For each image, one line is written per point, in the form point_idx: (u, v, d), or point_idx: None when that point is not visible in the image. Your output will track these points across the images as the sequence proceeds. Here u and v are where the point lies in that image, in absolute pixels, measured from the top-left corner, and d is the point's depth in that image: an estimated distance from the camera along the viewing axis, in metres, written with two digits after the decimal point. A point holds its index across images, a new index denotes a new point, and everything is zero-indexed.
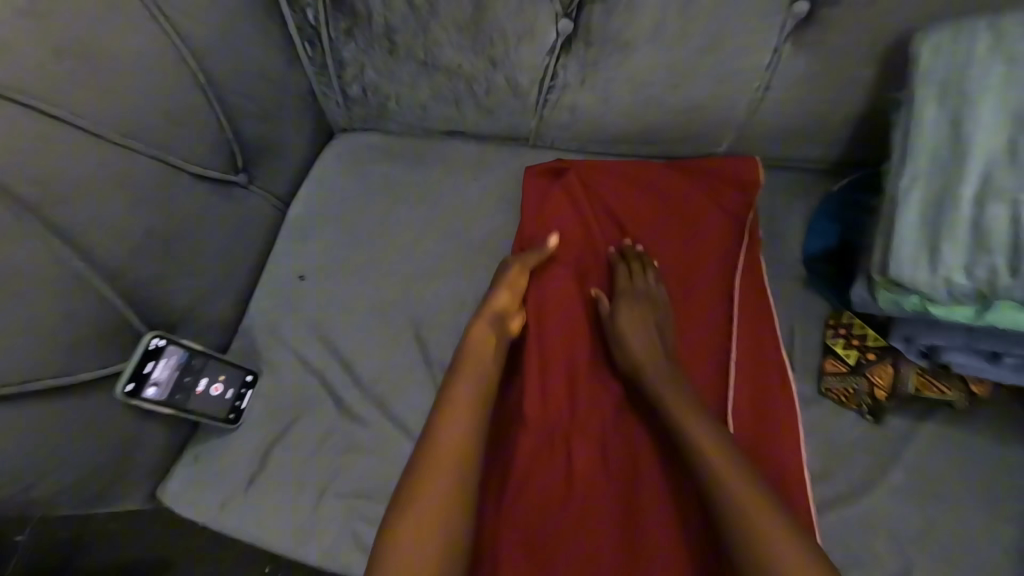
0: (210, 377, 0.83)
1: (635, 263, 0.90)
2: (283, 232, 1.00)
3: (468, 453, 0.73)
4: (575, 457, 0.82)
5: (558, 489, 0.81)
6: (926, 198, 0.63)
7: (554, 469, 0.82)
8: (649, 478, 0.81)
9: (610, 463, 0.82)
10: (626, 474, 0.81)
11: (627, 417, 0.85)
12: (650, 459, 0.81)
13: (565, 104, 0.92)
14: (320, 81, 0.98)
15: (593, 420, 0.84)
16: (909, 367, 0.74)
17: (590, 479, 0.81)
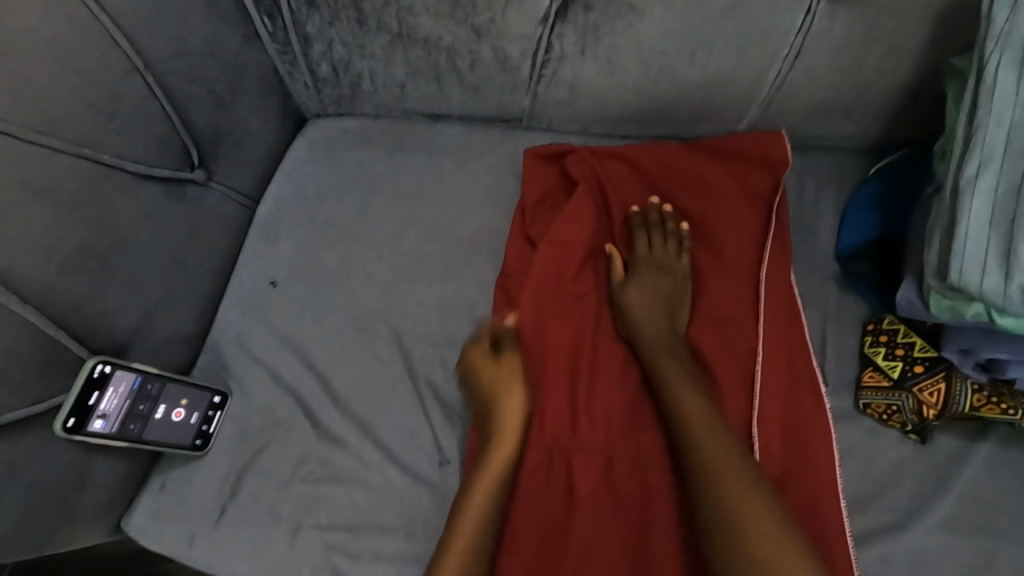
0: (169, 403, 0.75)
1: (658, 245, 0.78)
2: (252, 232, 0.90)
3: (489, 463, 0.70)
4: (576, 472, 0.72)
5: (557, 510, 0.71)
6: (1000, 186, 0.52)
7: (555, 483, 0.72)
8: (659, 500, 0.70)
9: (616, 483, 0.71)
10: (634, 496, 0.71)
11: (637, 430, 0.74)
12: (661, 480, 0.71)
13: (562, 79, 0.81)
14: (284, 60, 0.87)
15: (599, 430, 0.73)
16: (963, 382, 0.64)
17: (592, 501, 0.70)
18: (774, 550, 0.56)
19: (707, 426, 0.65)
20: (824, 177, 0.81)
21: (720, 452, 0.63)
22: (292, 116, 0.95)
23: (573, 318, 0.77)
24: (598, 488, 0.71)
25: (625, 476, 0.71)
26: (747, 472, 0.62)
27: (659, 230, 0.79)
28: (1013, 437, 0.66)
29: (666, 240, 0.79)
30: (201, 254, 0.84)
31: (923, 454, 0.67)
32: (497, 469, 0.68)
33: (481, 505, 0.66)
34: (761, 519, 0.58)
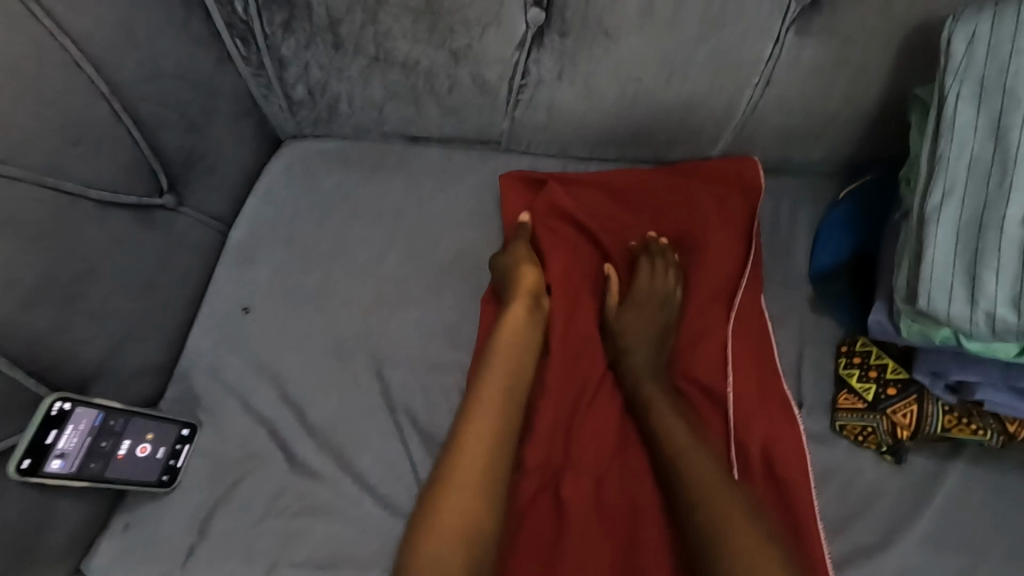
0: (133, 438, 0.72)
1: (658, 273, 0.78)
2: (225, 257, 0.88)
3: (492, 453, 0.66)
4: (565, 487, 0.70)
5: (549, 529, 0.69)
6: (962, 215, 0.53)
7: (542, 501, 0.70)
8: (649, 530, 0.68)
9: (605, 502, 0.70)
10: (625, 514, 0.69)
11: (626, 451, 0.72)
12: (649, 509, 0.69)
13: (541, 103, 0.81)
14: (258, 83, 0.86)
15: (591, 451, 0.72)
16: (934, 404, 0.65)
17: (581, 525, 0.68)
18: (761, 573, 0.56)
19: (692, 448, 0.66)
20: (797, 199, 0.83)
21: (705, 470, 0.64)
22: (268, 139, 0.94)
23: (569, 339, 0.77)
24: (590, 505, 0.70)
25: (613, 493, 0.70)
26: (734, 492, 0.62)
27: (660, 258, 0.79)
28: (987, 455, 0.68)
29: (666, 268, 0.79)
30: (172, 282, 0.81)
31: (901, 475, 0.68)
32: (486, 473, 0.65)
33: (468, 512, 0.63)
34: (745, 540, 0.58)
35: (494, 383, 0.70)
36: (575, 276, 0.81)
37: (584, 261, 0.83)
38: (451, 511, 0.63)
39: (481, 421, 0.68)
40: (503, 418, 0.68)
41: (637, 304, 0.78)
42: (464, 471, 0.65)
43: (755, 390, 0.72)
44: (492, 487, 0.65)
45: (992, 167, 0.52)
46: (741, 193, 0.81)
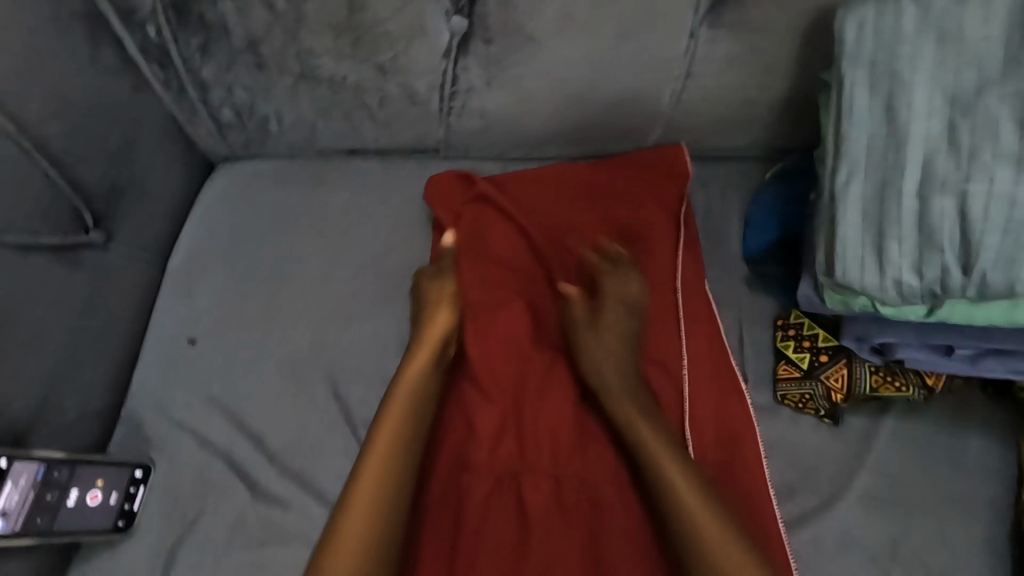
0: (81, 487, 0.70)
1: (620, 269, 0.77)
2: (165, 289, 0.86)
3: (401, 452, 0.68)
4: (527, 493, 0.72)
5: (513, 534, 0.71)
6: (866, 191, 0.57)
7: (505, 509, 0.72)
8: (615, 518, 0.71)
9: (567, 498, 0.72)
10: (586, 513, 0.71)
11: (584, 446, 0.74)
12: (614, 500, 0.71)
13: (473, 110, 0.82)
14: (182, 108, 0.83)
15: (547, 449, 0.74)
16: (862, 366, 0.70)
17: (548, 525, 0.71)
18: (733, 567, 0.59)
19: (664, 453, 0.66)
20: (728, 183, 0.87)
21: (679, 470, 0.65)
22: (199, 163, 0.91)
23: (514, 342, 0.78)
24: (551, 506, 0.72)
25: (574, 493, 0.72)
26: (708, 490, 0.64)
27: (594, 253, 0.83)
28: (914, 410, 0.73)
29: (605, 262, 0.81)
30: (108, 320, 0.79)
31: (839, 436, 0.72)
32: (397, 462, 0.67)
33: (375, 502, 0.65)
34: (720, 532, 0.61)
35: (409, 384, 0.71)
36: (519, 279, 0.82)
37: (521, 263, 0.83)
38: (362, 510, 0.64)
39: (385, 428, 0.68)
40: (412, 424, 0.69)
41: (608, 313, 0.74)
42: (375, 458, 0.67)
43: (698, 373, 0.75)
44: (403, 481, 0.67)
45: (887, 145, 0.56)
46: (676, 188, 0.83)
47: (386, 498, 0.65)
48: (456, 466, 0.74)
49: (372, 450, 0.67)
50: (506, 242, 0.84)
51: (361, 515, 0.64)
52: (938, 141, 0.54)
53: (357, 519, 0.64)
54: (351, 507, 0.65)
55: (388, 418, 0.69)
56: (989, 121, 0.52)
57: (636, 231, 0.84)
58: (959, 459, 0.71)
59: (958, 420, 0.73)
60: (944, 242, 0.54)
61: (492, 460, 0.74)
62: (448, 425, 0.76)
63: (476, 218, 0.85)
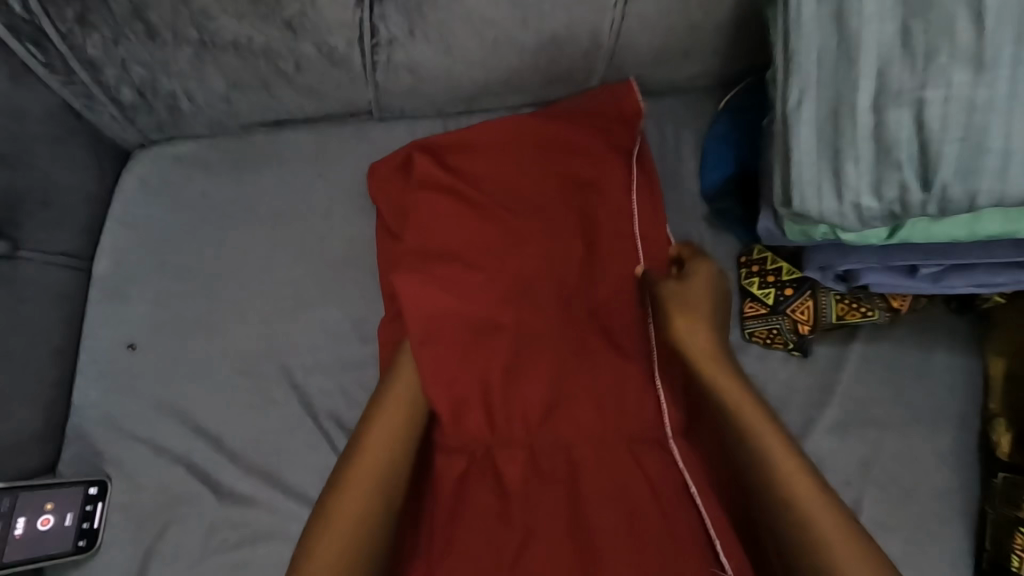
0: (30, 513, 0.67)
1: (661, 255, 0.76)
2: (93, 295, 0.79)
3: (407, 429, 0.66)
4: (503, 467, 0.70)
5: (492, 508, 0.67)
6: (818, 111, 0.53)
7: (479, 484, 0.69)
8: (597, 480, 0.69)
9: (541, 465, 0.70)
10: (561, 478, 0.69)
11: (562, 411, 0.72)
12: (589, 462, 0.70)
13: (400, 64, 0.74)
14: (74, 93, 0.75)
15: (517, 421, 0.72)
16: (827, 296, 0.68)
17: (527, 493, 0.68)
18: (807, 496, 0.56)
19: (743, 398, 0.64)
20: (681, 119, 0.82)
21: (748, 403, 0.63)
22: (110, 154, 0.83)
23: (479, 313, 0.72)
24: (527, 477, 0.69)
25: (549, 459, 0.71)
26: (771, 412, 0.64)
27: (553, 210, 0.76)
28: (882, 333, 0.72)
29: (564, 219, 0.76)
30: (32, 337, 0.73)
31: (810, 368, 0.72)
32: (401, 440, 0.65)
33: (370, 494, 0.60)
34: (790, 460, 0.59)
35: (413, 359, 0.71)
36: (485, 243, 0.75)
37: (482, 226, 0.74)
38: (359, 487, 0.60)
39: (393, 405, 0.67)
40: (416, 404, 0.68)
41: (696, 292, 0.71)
42: (378, 437, 0.64)
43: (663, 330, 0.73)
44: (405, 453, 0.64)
45: (839, 57, 0.52)
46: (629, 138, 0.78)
47: (382, 474, 0.61)
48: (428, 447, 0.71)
49: (376, 430, 0.64)
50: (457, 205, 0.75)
51: (353, 506, 0.59)
52: (893, 47, 0.50)
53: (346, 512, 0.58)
54: (341, 496, 0.59)
55: (394, 400, 0.67)
56: (943, 19, 0.48)
57: (591, 186, 0.78)
58: (928, 377, 0.71)
59: (927, 338, 0.72)
60: (902, 157, 0.50)
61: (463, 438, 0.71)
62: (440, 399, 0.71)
63: (425, 176, 0.76)
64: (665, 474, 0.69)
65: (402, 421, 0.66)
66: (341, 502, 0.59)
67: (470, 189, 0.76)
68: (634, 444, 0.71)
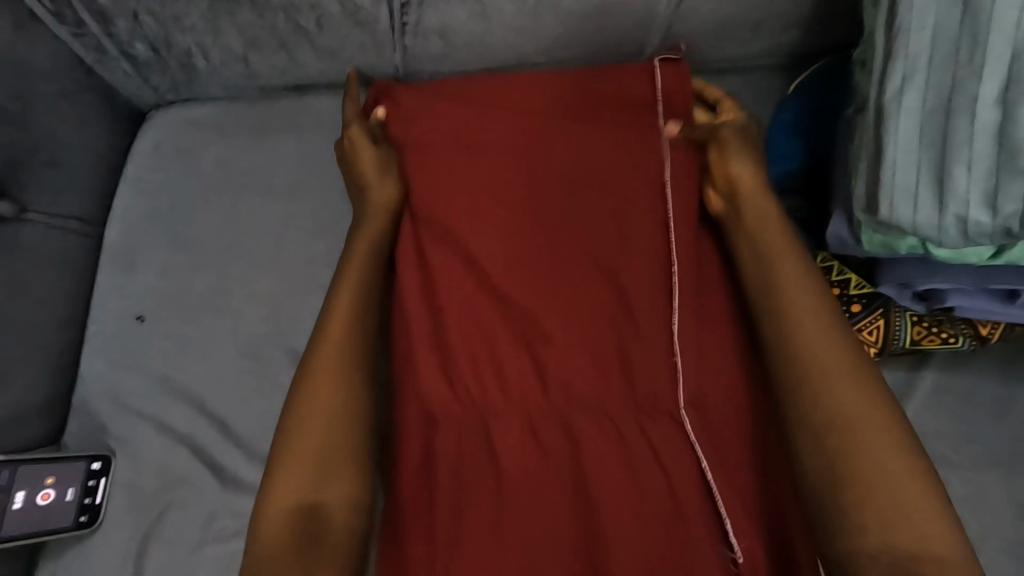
0: (29, 487, 0.65)
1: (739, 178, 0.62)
2: (103, 264, 0.76)
3: (352, 382, 0.58)
4: (499, 427, 0.63)
5: (492, 466, 0.61)
6: (925, 100, 0.44)
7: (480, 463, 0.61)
8: (606, 452, 0.61)
9: (545, 438, 0.62)
10: (564, 453, 0.62)
11: (579, 369, 0.64)
12: (600, 427, 0.63)
13: (431, 27, 0.67)
14: (86, 45, 0.70)
15: (519, 386, 0.64)
16: (902, 315, 0.59)
17: (529, 460, 0.61)
18: (908, 490, 0.48)
19: (845, 364, 0.52)
20: (743, 101, 0.73)
21: (837, 368, 0.52)
22: (124, 115, 0.79)
23: (457, 279, 0.67)
24: (531, 461, 0.61)
25: (552, 427, 0.63)
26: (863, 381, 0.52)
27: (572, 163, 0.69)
28: (958, 361, 0.63)
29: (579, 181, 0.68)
30: (36, 301, 0.70)
31: None
32: (348, 399, 0.58)
33: (330, 433, 0.56)
34: (888, 442, 0.49)
35: (348, 299, 0.62)
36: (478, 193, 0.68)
37: (498, 170, 0.69)
38: (306, 451, 0.55)
39: (326, 349, 0.59)
40: (357, 353, 0.60)
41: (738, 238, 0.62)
42: (318, 391, 0.57)
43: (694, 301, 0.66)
44: (351, 410, 0.58)
45: (960, 35, 0.43)
46: (674, 85, 0.69)
47: (330, 440, 0.56)
48: (422, 422, 0.64)
49: (312, 375, 0.58)
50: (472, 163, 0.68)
51: (303, 466, 0.55)
52: None
53: (302, 467, 0.55)
54: (285, 460, 0.55)
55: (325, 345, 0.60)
56: None
57: (613, 136, 0.69)
58: (1012, 415, 0.62)
59: (1012, 370, 0.63)
60: None
61: (457, 403, 0.64)
62: (419, 366, 0.65)
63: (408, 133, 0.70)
64: (681, 457, 0.61)
65: (344, 350, 0.59)
66: (290, 458, 0.55)
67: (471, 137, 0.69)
68: (643, 417, 0.63)
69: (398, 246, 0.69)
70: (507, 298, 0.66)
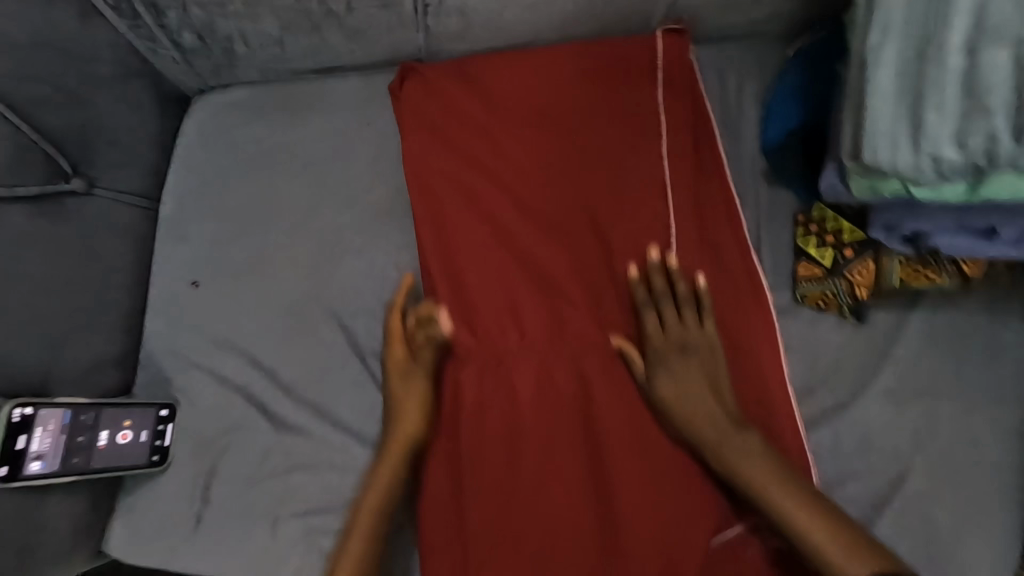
0: (111, 427, 0.73)
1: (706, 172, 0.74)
2: (158, 236, 0.84)
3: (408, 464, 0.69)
4: (516, 373, 0.72)
5: (508, 422, 0.71)
6: (901, 51, 0.49)
7: (503, 422, 0.71)
8: (613, 396, 0.70)
9: (557, 382, 0.71)
10: (573, 392, 0.71)
11: (583, 324, 0.72)
12: (606, 373, 0.71)
13: (449, 6, 0.73)
14: (140, 36, 0.78)
15: (529, 332, 0.73)
16: (890, 258, 0.64)
17: (540, 407, 0.71)
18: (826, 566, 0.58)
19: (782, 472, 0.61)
20: (745, 66, 0.77)
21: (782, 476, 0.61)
22: (171, 99, 0.86)
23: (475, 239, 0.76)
24: (548, 415, 0.71)
25: (564, 374, 0.72)
26: (799, 496, 0.59)
27: (575, 132, 0.76)
28: (948, 302, 0.68)
29: (582, 149, 0.75)
30: (103, 268, 0.79)
31: (863, 333, 0.69)
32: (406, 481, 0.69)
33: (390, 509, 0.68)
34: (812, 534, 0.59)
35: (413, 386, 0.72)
36: (494, 161, 0.77)
37: (508, 146, 0.77)
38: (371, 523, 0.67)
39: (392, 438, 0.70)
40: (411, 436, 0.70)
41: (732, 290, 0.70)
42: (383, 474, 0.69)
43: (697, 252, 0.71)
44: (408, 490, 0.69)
45: None
46: (667, 59, 0.75)
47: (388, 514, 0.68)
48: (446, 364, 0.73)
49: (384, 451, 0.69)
50: (489, 144, 0.78)
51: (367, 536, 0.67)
52: None
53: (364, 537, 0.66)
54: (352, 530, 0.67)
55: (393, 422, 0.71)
56: None
57: (611, 108, 0.76)
58: (998, 349, 0.66)
59: (1000, 308, 0.67)
60: (996, 102, 0.45)
61: (478, 347, 0.73)
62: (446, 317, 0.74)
63: (431, 109, 0.79)
64: None
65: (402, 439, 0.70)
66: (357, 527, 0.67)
67: (482, 114, 0.78)
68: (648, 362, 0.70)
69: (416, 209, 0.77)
70: (525, 258, 0.74)
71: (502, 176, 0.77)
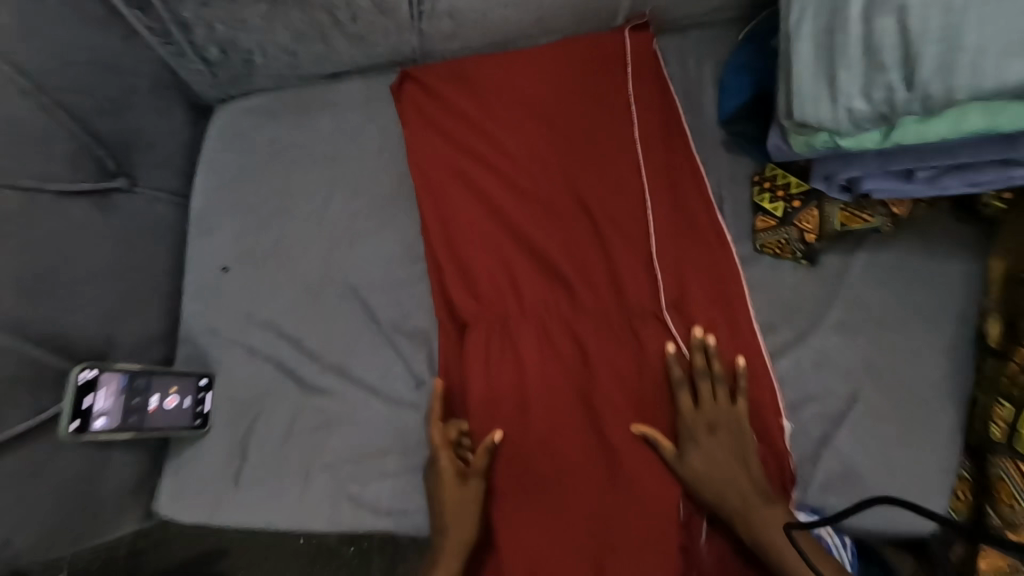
0: (161, 392, 0.82)
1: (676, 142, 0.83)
2: (189, 229, 0.94)
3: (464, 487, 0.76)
4: (517, 333, 0.82)
5: (514, 382, 0.81)
6: (816, 27, 0.60)
7: (509, 381, 0.81)
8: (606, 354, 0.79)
9: (555, 342, 0.82)
10: (571, 348, 0.81)
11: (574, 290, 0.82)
12: (598, 332, 0.81)
13: (441, 11, 0.84)
14: (170, 51, 0.88)
15: (526, 300, 0.83)
16: (832, 205, 0.74)
17: (540, 366, 0.81)
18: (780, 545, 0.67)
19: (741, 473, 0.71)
20: (702, 51, 0.88)
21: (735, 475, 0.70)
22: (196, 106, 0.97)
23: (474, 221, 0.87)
24: (548, 369, 0.81)
25: (563, 337, 0.82)
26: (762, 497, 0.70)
27: (558, 121, 0.87)
28: (886, 243, 0.78)
29: (564, 136, 0.86)
30: (144, 257, 0.89)
31: (815, 274, 0.78)
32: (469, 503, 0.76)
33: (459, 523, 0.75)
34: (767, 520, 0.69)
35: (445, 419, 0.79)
36: (488, 151, 0.88)
37: (500, 138, 0.88)
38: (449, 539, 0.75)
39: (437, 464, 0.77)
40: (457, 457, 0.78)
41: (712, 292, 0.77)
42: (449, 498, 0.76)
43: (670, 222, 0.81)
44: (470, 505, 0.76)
45: None
46: (635, 54, 0.86)
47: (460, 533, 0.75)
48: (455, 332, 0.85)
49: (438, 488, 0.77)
50: (483, 137, 0.89)
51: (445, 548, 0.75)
52: None
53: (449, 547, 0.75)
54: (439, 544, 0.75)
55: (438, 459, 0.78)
56: None
57: (588, 99, 0.87)
58: (931, 280, 0.76)
59: (931, 245, 0.77)
60: (888, 61, 0.56)
61: (483, 313, 0.84)
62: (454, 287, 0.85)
63: (431, 109, 0.91)
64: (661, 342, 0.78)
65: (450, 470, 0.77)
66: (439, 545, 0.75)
67: (477, 112, 0.89)
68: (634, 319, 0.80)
69: (420, 195, 0.89)
70: (521, 234, 0.85)
71: (497, 164, 0.87)
